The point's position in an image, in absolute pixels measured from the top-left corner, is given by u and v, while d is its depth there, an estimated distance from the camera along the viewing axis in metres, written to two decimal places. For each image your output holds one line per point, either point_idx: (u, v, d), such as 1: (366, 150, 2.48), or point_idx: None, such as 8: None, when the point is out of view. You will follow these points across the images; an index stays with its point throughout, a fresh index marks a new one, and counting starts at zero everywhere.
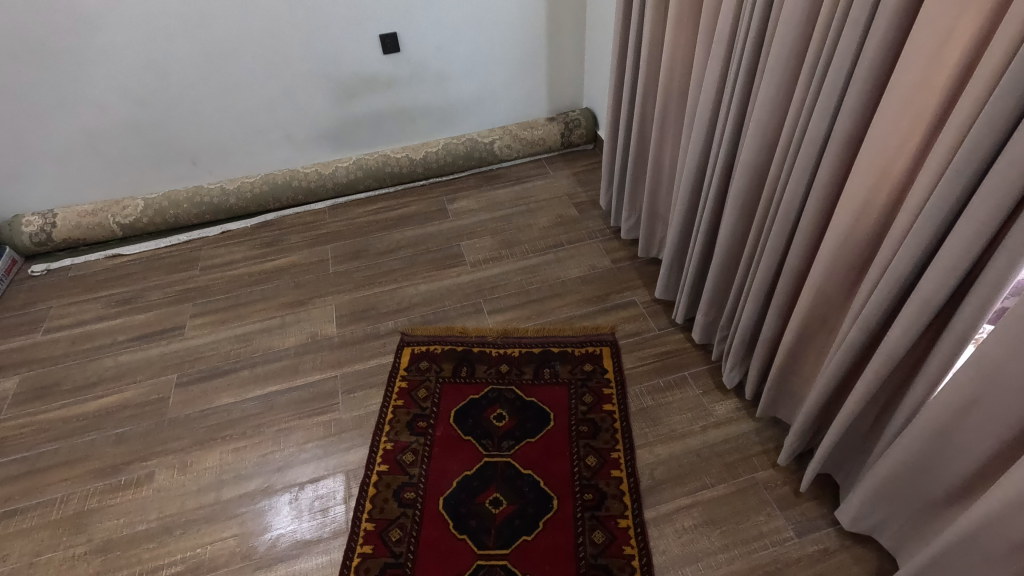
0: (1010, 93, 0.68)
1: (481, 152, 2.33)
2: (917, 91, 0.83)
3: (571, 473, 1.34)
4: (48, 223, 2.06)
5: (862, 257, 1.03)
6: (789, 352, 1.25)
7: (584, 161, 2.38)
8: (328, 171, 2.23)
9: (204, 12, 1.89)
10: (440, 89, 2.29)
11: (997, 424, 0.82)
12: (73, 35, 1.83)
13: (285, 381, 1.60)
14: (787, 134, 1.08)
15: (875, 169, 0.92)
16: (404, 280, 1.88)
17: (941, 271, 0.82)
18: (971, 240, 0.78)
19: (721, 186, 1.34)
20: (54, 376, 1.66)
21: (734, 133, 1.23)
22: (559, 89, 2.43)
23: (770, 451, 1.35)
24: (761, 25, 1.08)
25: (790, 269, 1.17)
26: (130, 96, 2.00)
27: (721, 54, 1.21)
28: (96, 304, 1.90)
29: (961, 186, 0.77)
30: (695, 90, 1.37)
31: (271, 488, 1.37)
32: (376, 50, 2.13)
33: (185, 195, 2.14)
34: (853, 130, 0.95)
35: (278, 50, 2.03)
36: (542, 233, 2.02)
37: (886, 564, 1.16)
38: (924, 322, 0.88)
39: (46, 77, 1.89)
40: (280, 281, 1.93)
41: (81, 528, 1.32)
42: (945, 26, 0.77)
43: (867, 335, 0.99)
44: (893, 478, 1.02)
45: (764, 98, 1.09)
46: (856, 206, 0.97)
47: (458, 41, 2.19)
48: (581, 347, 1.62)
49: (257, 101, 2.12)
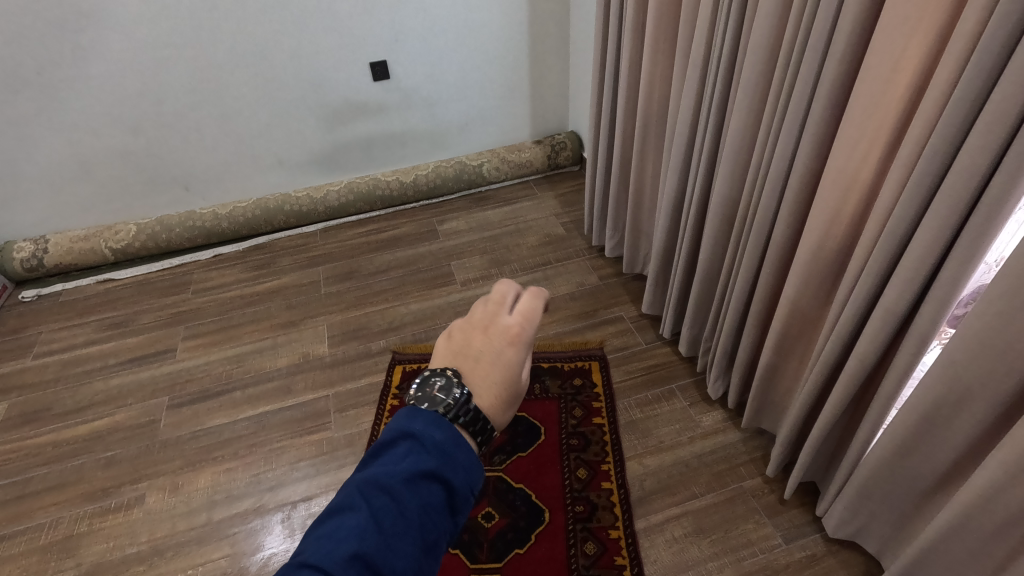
0: (957, 109, 0.73)
1: (470, 174, 2.38)
2: (875, 109, 0.88)
3: (562, 486, 1.36)
4: (39, 249, 2.07)
5: (835, 268, 1.07)
6: (770, 364, 1.28)
7: (570, 183, 2.44)
8: (320, 195, 2.28)
9: (197, 43, 1.95)
10: (429, 114, 2.35)
11: (963, 422, 0.85)
12: (70, 65, 1.88)
13: (277, 401, 1.60)
14: (759, 154, 1.14)
15: (842, 182, 0.97)
16: (395, 300, 1.91)
17: (903, 279, 0.87)
18: (927, 247, 0.82)
19: (702, 204, 1.39)
20: (44, 401, 1.66)
21: (710, 153, 1.29)
22: (545, 113, 2.51)
23: (757, 460, 1.38)
24: (732, 50, 1.14)
25: (766, 283, 1.21)
26: (126, 123, 2.04)
27: (696, 76, 1.27)
28: (87, 328, 1.90)
29: (920, 196, 0.81)
30: (673, 112, 1.42)
31: (263, 507, 1.37)
32: (367, 77, 2.19)
33: (178, 220, 2.17)
34: (818, 148, 1.00)
35: (271, 77, 2.09)
36: (531, 252, 2.06)
37: (872, 567, 1.18)
38: (892, 326, 0.92)
39: (42, 108, 1.93)
40: (272, 302, 1.95)
41: (69, 552, 1.31)
42: (897, 49, 0.82)
43: (842, 343, 1.03)
44: (870, 481, 1.05)
45: (737, 119, 1.15)
46: (827, 219, 1.01)
47: (447, 67, 2.25)
48: (570, 362, 1.64)
49: (250, 127, 2.17)
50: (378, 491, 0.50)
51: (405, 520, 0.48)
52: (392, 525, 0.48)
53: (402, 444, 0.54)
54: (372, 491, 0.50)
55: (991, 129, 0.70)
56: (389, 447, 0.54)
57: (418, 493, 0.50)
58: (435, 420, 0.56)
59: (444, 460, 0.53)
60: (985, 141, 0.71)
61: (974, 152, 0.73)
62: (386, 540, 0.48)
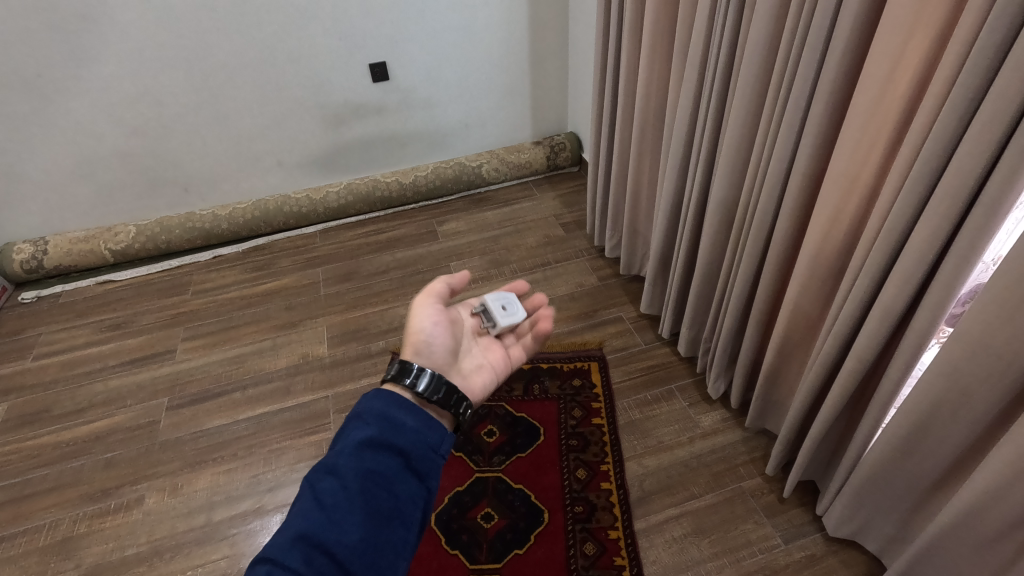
0: (955, 109, 0.73)
1: (470, 175, 2.39)
2: (874, 109, 0.88)
3: (561, 487, 1.36)
4: (39, 250, 2.07)
5: (834, 268, 1.07)
6: (770, 364, 1.28)
7: (570, 183, 2.44)
8: (319, 196, 2.28)
9: (196, 44, 1.95)
10: (428, 116, 2.36)
11: (962, 421, 0.85)
12: (70, 67, 1.88)
13: (276, 402, 1.60)
14: (758, 154, 1.14)
15: (841, 182, 0.97)
16: (395, 300, 1.91)
17: (902, 278, 0.87)
18: (925, 247, 0.82)
19: (701, 204, 1.39)
20: (43, 402, 1.66)
21: (709, 153, 1.29)
22: (545, 114, 2.51)
23: (756, 460, 1.38)
24: (730, 51, 1.15)
25: (766, 283, 1.21)
26: (125, 125, 2.04)
27: (694, 77, 1.27)
28: (87, 330, 1.90)
29: (918, 195, 0.82)
30: (672, 113, 1.43)
31: (262, 508, 1.37)
32: (366, 79, 2.20)
33: (177, 221, 2.17)
34: (816, 148, 1.00)
35: (270, 79, 2.09)
36: (530, 253, 2.06)
37: (872, 567, 1.18)
38: (891, 326, 0.92)
39: (42, 109, 1.93)
40: (271, 303, 1.95)
41: (69, 553, 1.31)
42: (895, 49, 0.82)
43: (841, 342, 1.03)
44: (870, 480, 1.05)
45: (736, 120, 1.15)
46: (825, 219, 1.01)
47: (446, 68, 2.26)
48: (569, 362, 1.64)
49: (250, 129, 2.17)
50: (327, 472, 0.66)
51: (348, 490, 0.64)
52: (348, 490, 0.65)
53: (355, 425, 0.72)
54: (323, 474, 0.67)
55: (989, 128, 0.70)
56: (342, 435, 0.72)
57: (364, 460, 0.67)
58: (377, 396, 0.74)
59: (388, 433, 0.70)
60: (982, 141, 0.71)
61: (971, 152, 0.73)
62: (334, 506, 0.63)
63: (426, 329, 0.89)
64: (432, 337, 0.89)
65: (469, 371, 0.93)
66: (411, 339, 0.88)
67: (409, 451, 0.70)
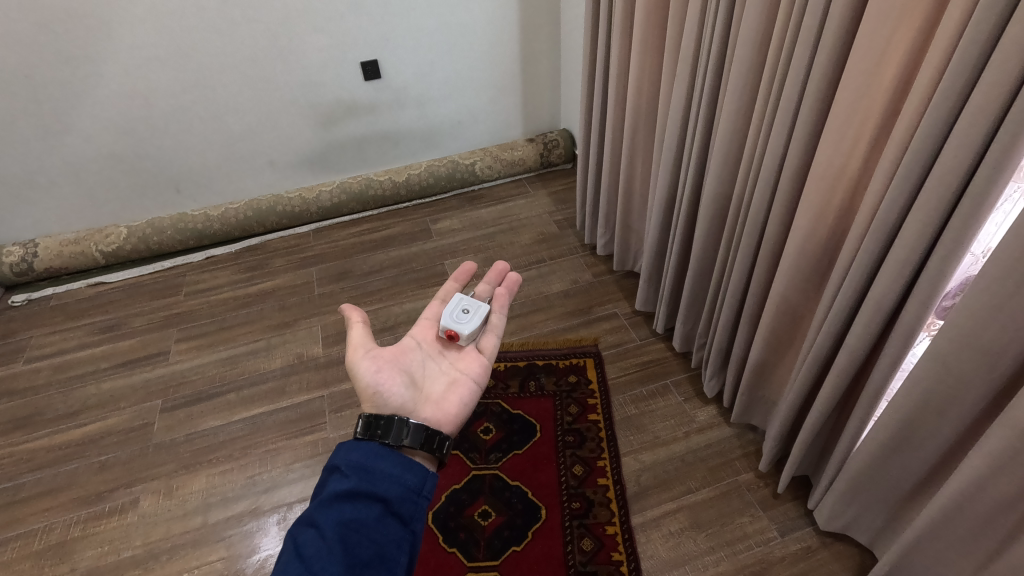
0: (943, 102, 0.74)
1: (463, 173, 2.38)
2: (859, 103, 0.88)
3: (559, 483, 1.36)
4: (29, 253, 2.05)
5: (824, 261, 1.08)
6: (762, 359, 1.28)
7: (563, 181, 2.44)
8: (312, 196, 2.26)
9: (185, 43, 1.93)
10: (421, 113, 2.35)
11: (953, 414, 0.86)
12: (57, 66, 1.86)
13: (271, 402, 1.60)
14: (750, 150, 1.14)
15: (830, 177, 0.97)
16: (390, 300, 1.91)
17: (892, 271, 0.87)
18: (914, 240, 0.82)
19: (693, 198, 1.39)
20: (36, 406, 1.65)
21: (701, 149, 1.29)
22: (536, 112, 2.51)
23: (750, 455, 1.38)
24: (722, 47, 1.15)
25: (756, 278, 1.21)
26: (114, 124, 2.02)
27: (686, 73, 1.27)
28: (79, 332, 1.89)
29: (908, 188, 0.82)
30: (664, 108, 1.43)
31: (259, 509, 1.36)
32: (358, 76, 2.19)
33: (170, 222, 2.15)
34: (807, 142, 1.00)
35: (260, 76, 2.07)
36: (524, 250, 2.06)
37: (864, 559, 1.19)
38: (883, 318, 0.92)
39: (29, 109, 1.91)
40: (265, 303, 1.94)
41: (63, 557, 1.30)
42: (883, 42, 0.83)
43: (832, 337, 1.04)
44: (862, 475, 1.06)
45: (728, 114, 1.15)
46: (814, 213, 1.01)
47: (438, 66, 2.25)
48: (565, 359, 1.65)
49: (241, 127, 2.16)
50: (308, 525, 0.68)
51: (327, 540, 0.65)
52: (324, 542, 0.65)
53: (334, 475, 0.73)
54: (305, 526, 0.68)
55: (976, 121, 0.71)
56: (322, 486, 0.73)
57: (341, 511, 0.68)
58: (355, 444, 0.75)
59: (366, 480, 0.71)
60: (970, 132, 0.72)
61: (959, 143, 0.73)
62: (314, 556, 0.64)
63: (372, 381, 0.86)
64: (382, 385, 0.86)
65: (444, 396, 0.91)
66: (364, 397, 0.86)
67: (390, 498, 0.71)
